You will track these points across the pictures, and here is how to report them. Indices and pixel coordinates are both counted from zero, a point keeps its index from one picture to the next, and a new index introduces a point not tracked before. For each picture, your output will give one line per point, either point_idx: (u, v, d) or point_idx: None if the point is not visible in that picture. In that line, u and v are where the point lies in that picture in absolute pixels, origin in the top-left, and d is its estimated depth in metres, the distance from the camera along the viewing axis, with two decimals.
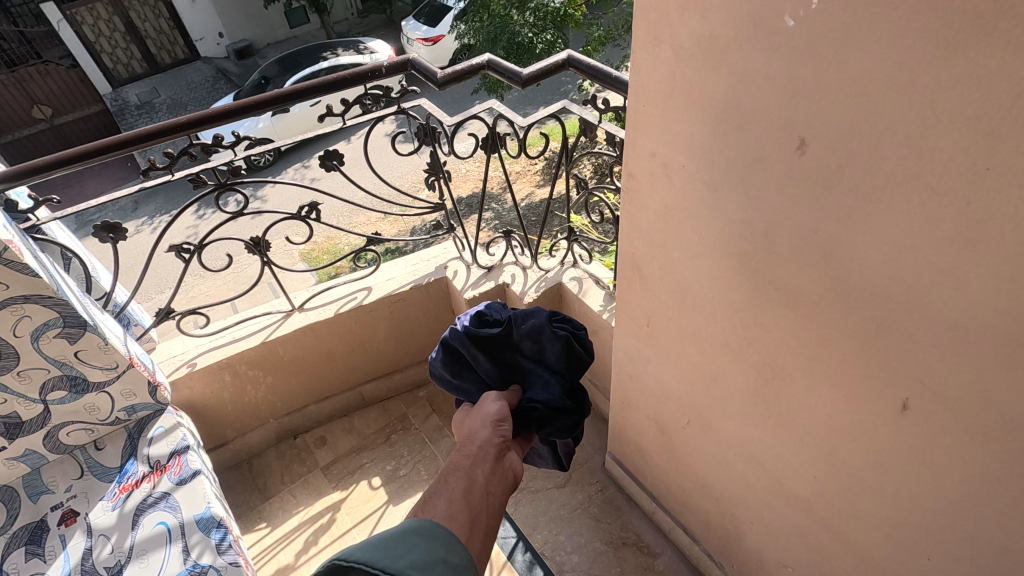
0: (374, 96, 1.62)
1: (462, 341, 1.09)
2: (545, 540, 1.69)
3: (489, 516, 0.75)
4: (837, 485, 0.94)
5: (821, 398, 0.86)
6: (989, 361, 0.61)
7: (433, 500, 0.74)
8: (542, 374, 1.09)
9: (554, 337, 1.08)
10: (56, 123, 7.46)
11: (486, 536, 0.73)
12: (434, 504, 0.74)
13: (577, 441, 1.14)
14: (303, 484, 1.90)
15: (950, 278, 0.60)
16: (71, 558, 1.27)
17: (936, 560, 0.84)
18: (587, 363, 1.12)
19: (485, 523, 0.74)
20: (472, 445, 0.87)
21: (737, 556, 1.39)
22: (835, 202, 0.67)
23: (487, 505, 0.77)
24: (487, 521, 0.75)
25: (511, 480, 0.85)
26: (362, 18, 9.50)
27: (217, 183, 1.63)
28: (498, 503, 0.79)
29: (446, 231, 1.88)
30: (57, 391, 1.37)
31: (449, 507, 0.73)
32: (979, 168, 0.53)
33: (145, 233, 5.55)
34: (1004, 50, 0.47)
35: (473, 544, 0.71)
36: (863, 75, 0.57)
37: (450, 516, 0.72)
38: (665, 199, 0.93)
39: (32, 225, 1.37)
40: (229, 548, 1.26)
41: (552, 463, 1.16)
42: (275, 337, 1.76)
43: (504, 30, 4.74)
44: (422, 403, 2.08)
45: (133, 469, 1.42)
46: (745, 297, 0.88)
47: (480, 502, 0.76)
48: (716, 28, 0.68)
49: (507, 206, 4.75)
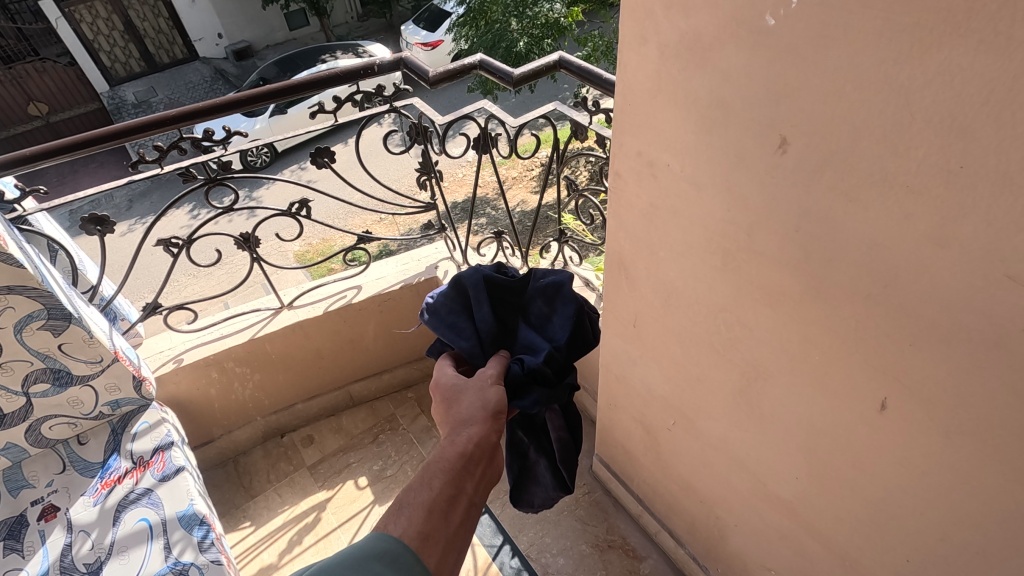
0: (366, 95, 1.60)
1: (480, 284, 1.06)
2: (531, 542, 1.69)
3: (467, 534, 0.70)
4: (818, 486, 0.94)
5: (802, 398, 0.86)
6: (963, 360, 0.62)
7: (412, 507, 0.68)
8: (526, 366, 0.99)
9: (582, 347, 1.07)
10: (50, 120, 7.50)
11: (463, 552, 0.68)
12: (408, 515, 0.67)
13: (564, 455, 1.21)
14: (289, 483, 1.89)
15: (925, 277, 0.61)
16: (50, 554, 1.26)
17: (915, 561, 0.84)
18: (588, 346, 1.08)
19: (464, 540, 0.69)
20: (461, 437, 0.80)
21: (722, 559, 1.38)
22: (815, 201, 0.67)
23: (468, 519, 0.72)
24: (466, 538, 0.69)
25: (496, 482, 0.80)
26: (362, 21, 9.51)
27: (207, 178, 1.60)
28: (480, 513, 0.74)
29: (438, 231, 1.88)
30: (40, 384, 1.36)
31: (426, 522, 0.67)
32: (954, 167, 0.54)
33: (137, 232, 5.56)
34: (977, 49, 0.48)
35: (449, 561, 0.66)
36: (842, 75, 0.57)
37: (427, 535, 0.66)
38: (652, 199, 0.93)
39: (19, 216, 1.33)
40: (211, 546, 1.25)
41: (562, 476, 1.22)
42: (263, 334, 1.76)
43: (503, 36, 4.78)
44: (410, 403, 2.07)
45: (116, 464, 1.40)
46: (732, 297, 0.88)
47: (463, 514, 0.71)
48: (699, 27, 0.69)
49: (501, 210, 4.79)
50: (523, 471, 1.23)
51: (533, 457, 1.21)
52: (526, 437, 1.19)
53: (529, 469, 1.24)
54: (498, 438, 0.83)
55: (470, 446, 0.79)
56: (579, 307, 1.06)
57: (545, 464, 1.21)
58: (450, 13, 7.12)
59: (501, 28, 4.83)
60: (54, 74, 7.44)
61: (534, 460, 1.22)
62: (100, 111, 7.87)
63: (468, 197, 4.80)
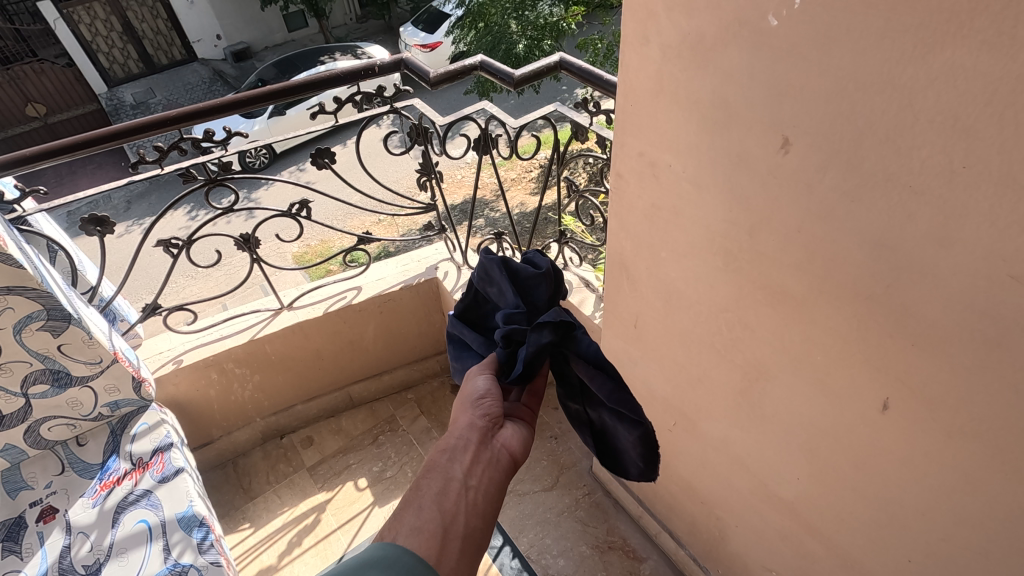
0: (367, 96, 1.59)
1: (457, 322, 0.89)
2: (531, 544, 1.68)
3: (466, 519, 0.71)
4: (819, 487, 0.94)
5: (803, 399, 0.87)
6: (964, 360, 0.62)
7: (403, 509, 0.71)
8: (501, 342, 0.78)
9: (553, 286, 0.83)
10: (48, 121, 7.52)
11: (463, 540, 0.69)
12: (400, 517, 0.69)
13: (636, 434, 0.80)
14: (288, 484, 1.89)
15: (928, 277, 0.61)
16: (49, 555, 1.25)
17: (917, 562, 0.84)
18: (545, 275, 0.81)
19: (462, 527, 0.70)
20: (447, 428, 0.78)
21: (723, 560, 1.38)
22: (818, 201, 0.67)
23: (466, 504, 0.72)
24: (464, 523, 0.70)
25: (501, 461, 0.77)
26: (361, 23, 9.52)
27: (207, 179, 1.60)
28: (480, 497, 0.73)
29: (438, 232, 1.88)
30: (39, 385, 1.36)
31: (416, 521, 0.69)
32: (956, 167, 0.54)
33: (135, 233, 5.55)
34: (979, 49, 0.48)
35: (448, 552, 0.67)
36: (845, 75, 0.58)
37: (417, 532, 0.67)
38: (653, 200, 0.93)
39: (19, 216, 1.33)
40: (210, 548, 1.25)
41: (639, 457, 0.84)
42: (263, 335, 1.75)
43: (502, 39, 4.80)
44: (410, 405, 2.07)
45: (115, 466, 1.40)
46: (733, 297, 0.88)
47: (454, 506, 0.71)
48: (701, 28, 0.69)
49: (500, 212, 4.80)
50: (600, 444, 0.87)
51: (598, 418, 0.85)
52: (575, 403, 0.86)
53: (605, 438, 0.86)
54: (486, 417, 0.78)
55: (456, 435, 0.77)
56: (503, 260, 0.81)
57: (610, 417, 0.82)
58: (449, 15, 7.13)
59: (500, 29, 4.84)
60: (53, 75, 7.44)
61: (598, 421, 0.85)
62: (99, 112, 7.87)
63: (467, 199, 4.80)
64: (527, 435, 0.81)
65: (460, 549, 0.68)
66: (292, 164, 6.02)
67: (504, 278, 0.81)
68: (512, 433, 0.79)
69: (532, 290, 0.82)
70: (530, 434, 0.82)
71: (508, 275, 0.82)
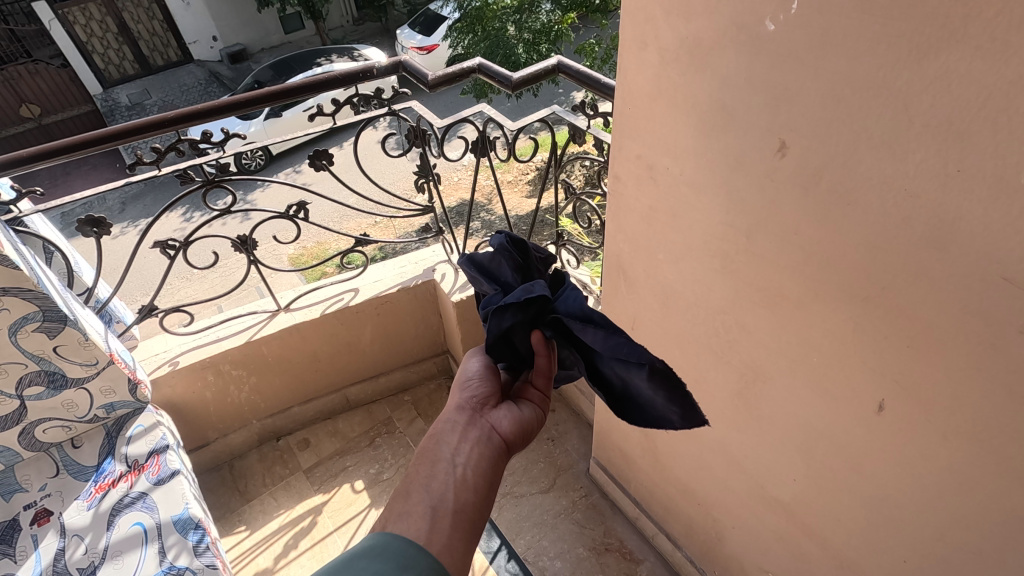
0: (365, 97, 1.59)
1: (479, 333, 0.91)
2: (528, 546, 1.68)
3: (456, 494, 0.73)
4: (816, 488, 0.94)
5: (801, 400, 0.87)
6: (959, 362, 0.63)
7: (393, 496, 0.74)
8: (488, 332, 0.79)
9: (518, 260, 0.83)
10: (43, 121, 7.51)
11: (454, 516, 0.71)
12: (389, 505, 0.73)
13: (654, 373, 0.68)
14: (284, 486, 1.88)
15: (924, 280, 0.61)
16: (43, 558, 1.25)
17: (912, 563, 0.85)
18: (503, 251, 0.82)
19: (453, 504, 0.72)
20: (438, 414, 0.82)
21: (718, 562, 1.39)
22: (814, 204, 0.68)
23: (453, 481, 0.74)
24: (455, 498, 0.73)
25: (491, 440, 0.79)
26: (357, 25, 9.51)
27: (205, 180, 1.59)
28: (468, 475, 0.75)
29: (435, 234, 1.88)
30: (35, 387, 1.35)
31: (405, 504, 0.72)
32: (951, 170, 0.54)
33: (130, 234, 5.54)
34: (974, 55, 0.49)
35: (440, 526, 0.70)
36: (841, 80, 0.58)
37: (408, 515, 0.71)
38: (651, 203, 0.94)
39: (14, 217, 1.33)
40: (206, 550, 1.24)
41: (669, 405, 0.70)
42: (260, 337, 1.75)
43: (500, 43, 4.84)
44: (407, 407, 2.07)
45: (110, 468, 1.39)
46: (730, 300, 0.89)
47: (442, 484, 0.73)
48: (699, 32, 0.69)
49: (496, 214, 4.82)
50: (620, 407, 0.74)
51: (610, 372, 0.73)
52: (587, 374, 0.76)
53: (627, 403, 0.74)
54: (473, 398, 0.82)
55: (445, 418, 0.81)
56: (469, 258, 0.83)
57: (619, 365, 0.71)
58: (445, 18, 7.15)
59: (496, 34, 4.91)
60: (47, 75, 7.43)
61: (613, 378, 0.73)
62: (94, 113, 7.87)
63: (462, 201, 4.84)
64: (523, 414, 0.82)
65: (452, 526, 0.71)
66: (288, 166, 6.02)
67: (476, 275, 0.82)
68: (504, 414, 0.81)
69: (502, 274, 0.82)
70: (527, 414, 0.82)
71: (477, 269, 0.82)
